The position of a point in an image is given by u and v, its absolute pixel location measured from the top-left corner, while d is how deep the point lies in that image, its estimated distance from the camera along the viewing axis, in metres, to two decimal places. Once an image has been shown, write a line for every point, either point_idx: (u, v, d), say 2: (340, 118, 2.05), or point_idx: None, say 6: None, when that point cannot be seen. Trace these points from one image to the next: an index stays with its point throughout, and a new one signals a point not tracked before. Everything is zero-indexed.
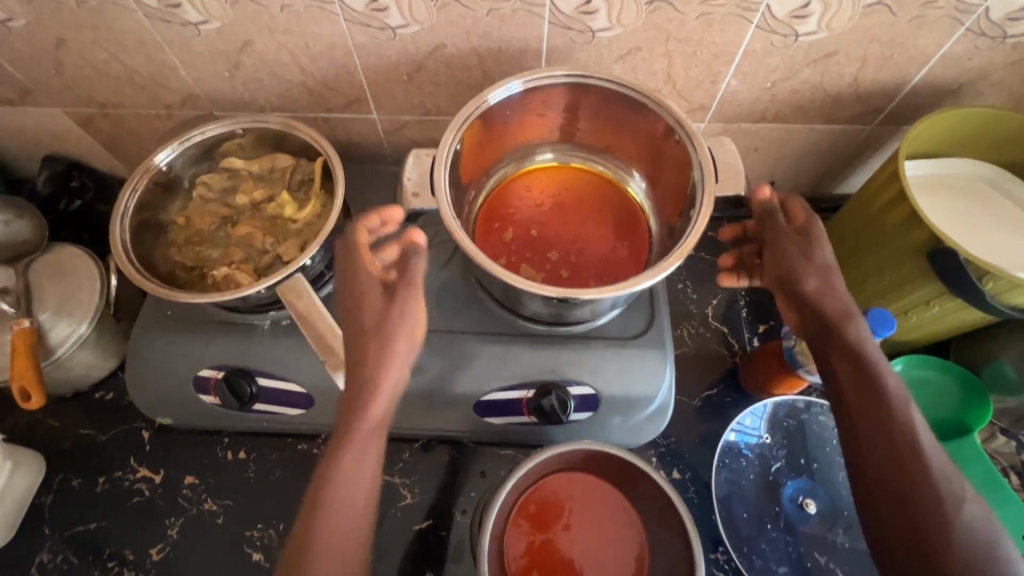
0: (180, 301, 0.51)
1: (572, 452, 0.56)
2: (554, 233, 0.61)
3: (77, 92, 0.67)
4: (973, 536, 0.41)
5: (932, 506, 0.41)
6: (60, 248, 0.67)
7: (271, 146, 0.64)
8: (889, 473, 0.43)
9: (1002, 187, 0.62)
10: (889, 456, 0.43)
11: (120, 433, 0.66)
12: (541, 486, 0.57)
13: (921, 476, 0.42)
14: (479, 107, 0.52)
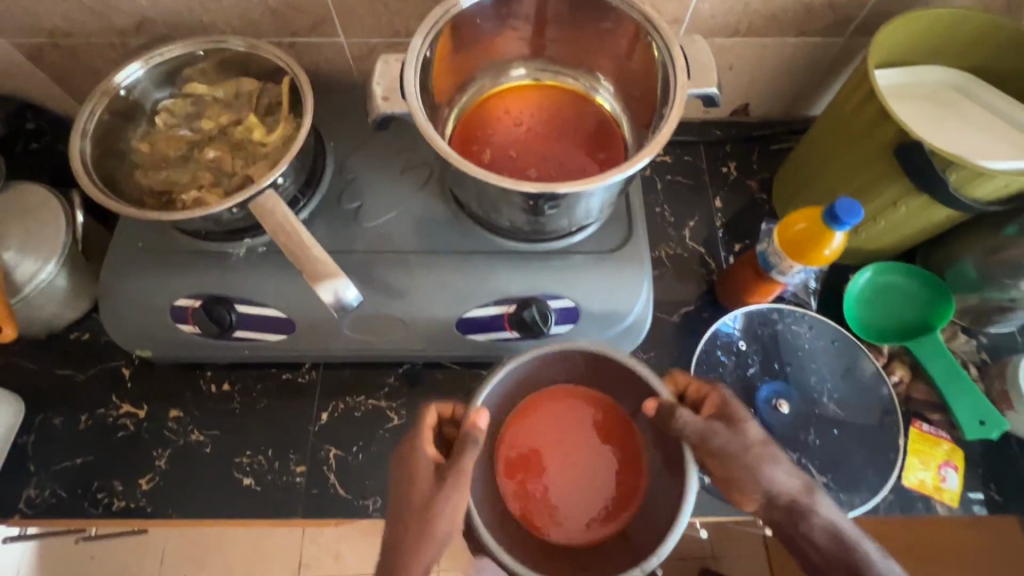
0: (148, 219, 0.50)
1: (576, 358, 0.55)
2: (533, 150, 0.60)
3: (23, 18, 0.63)
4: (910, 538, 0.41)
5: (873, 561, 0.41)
6: (19, 185, 0.65)
7: (234, 70, 0.62)
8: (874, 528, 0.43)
9: (967, 92, 0.62)
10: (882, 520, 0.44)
11: (100, 372, 0.65)
12: (549, 403, 0.57)
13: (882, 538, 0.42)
14: (451, 10, 0.51)
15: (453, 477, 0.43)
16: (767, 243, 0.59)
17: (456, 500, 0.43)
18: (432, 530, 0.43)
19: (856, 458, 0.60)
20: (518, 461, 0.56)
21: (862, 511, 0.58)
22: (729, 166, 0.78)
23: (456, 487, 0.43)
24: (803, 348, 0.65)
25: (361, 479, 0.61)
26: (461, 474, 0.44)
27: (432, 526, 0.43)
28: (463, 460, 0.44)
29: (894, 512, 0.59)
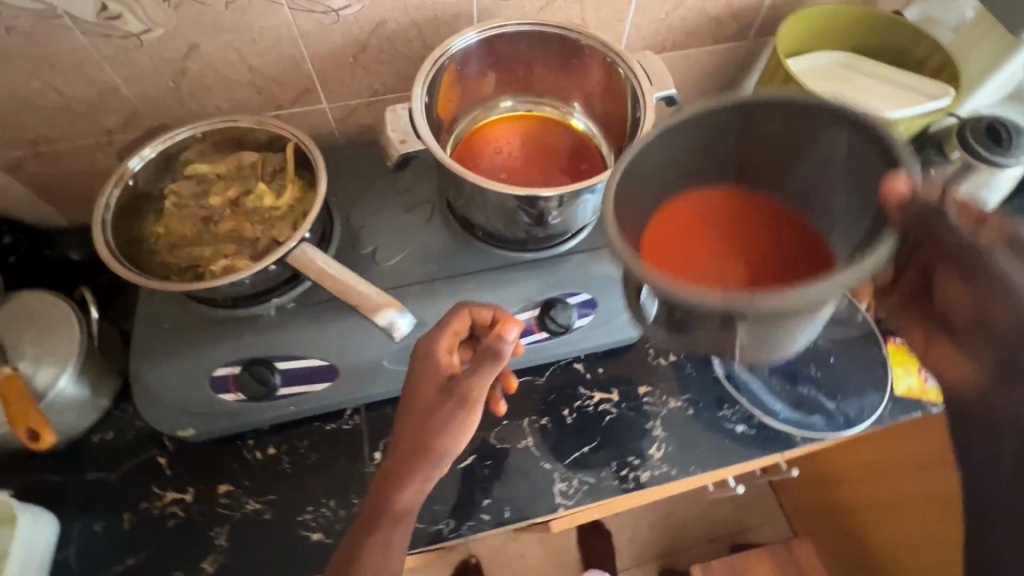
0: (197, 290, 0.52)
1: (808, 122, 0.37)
2: (526, 168, 0.68)
3: (4, 133, 0.64)
4: None
5: None
6: (21, 295, 0.64)
7: (232, 146, 0.65)
8: None
9: (852, 66, 0.75)
10: None
11: (134, 467, 0.63)
12: (760, 192, 0.41)
13: None
14: (445, 54, 0.59)
15: (454, 398, 0.51)
16: None
17: (458, 420, 0.51)
18: (428, 447, 0.50)
19: (852, 379, 0.69)
20: (676, 221, 0.39)
21: (869, 423, 0.67)
22: None
23: (459, 403, 0.51)
24: None
25: (429, 506, 0.62)
26: (467, 401, 0.51)
27: (430, 437, 0.50)
28: (466, 382, 0.51)
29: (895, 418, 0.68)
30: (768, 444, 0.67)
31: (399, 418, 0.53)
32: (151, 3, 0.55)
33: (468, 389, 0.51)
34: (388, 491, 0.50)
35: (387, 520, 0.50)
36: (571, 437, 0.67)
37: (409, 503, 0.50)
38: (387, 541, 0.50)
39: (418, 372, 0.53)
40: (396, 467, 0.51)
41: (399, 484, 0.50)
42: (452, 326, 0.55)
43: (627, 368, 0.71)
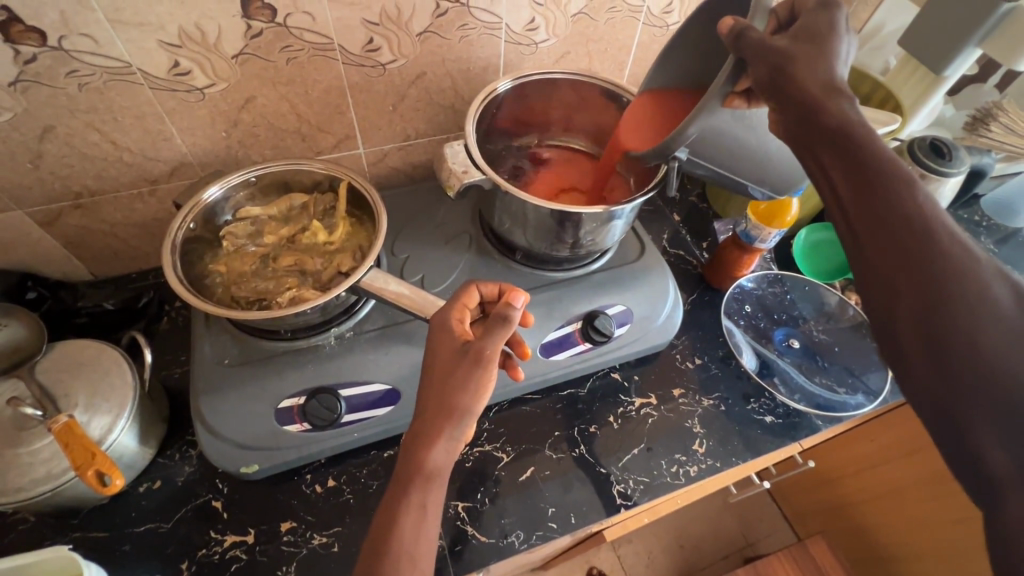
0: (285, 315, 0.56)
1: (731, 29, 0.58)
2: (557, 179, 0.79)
3: (50, 186, 0.65)
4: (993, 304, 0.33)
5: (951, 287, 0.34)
6: (65, 344, 0.63)
7: (280, 190, 0.69)
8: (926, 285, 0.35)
9: None
10: (935, 285, 0.35)
11: (188, 513, 0.62)
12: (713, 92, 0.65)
13: (961, 299, 0.34)
14: (487, 96, 0.67)
15: (473, 355, 0.46)
16: (745, 222, 0.76)
17: (476, 378, 0.46)
18: (451, 402, 0.45)
19: (856, 365, 0.78)
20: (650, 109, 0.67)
21: (878, 403, 0.74)
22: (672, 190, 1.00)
23: (475, 361, 0.46)
24: (788, 299, 0.84)
25: (497, 521, 0.64)
26: (482, 359, 0.46)
27: (453, 393, 0.45)
28: (492, 340, 0.47)
29: (895, 398, 0.76)
30: (794, 431, 0.73)
31: (421, 389, 0.48)
32: (220, 60, 0.60)
33: (484, 344, 0.47)
34: (412, 462, 0.44)
35: (412, 486, 0.43)
36: (620, 440, 0.71)
37: (429, 475, 0.44)
38: (421, 507, 0.43)
39: (435, 341, 0.50)
40: (416, 428, 0.46)
41: (426, 442, 0.44)
42: (463, 300, 0.53)
43: (660, 373, 0.77)
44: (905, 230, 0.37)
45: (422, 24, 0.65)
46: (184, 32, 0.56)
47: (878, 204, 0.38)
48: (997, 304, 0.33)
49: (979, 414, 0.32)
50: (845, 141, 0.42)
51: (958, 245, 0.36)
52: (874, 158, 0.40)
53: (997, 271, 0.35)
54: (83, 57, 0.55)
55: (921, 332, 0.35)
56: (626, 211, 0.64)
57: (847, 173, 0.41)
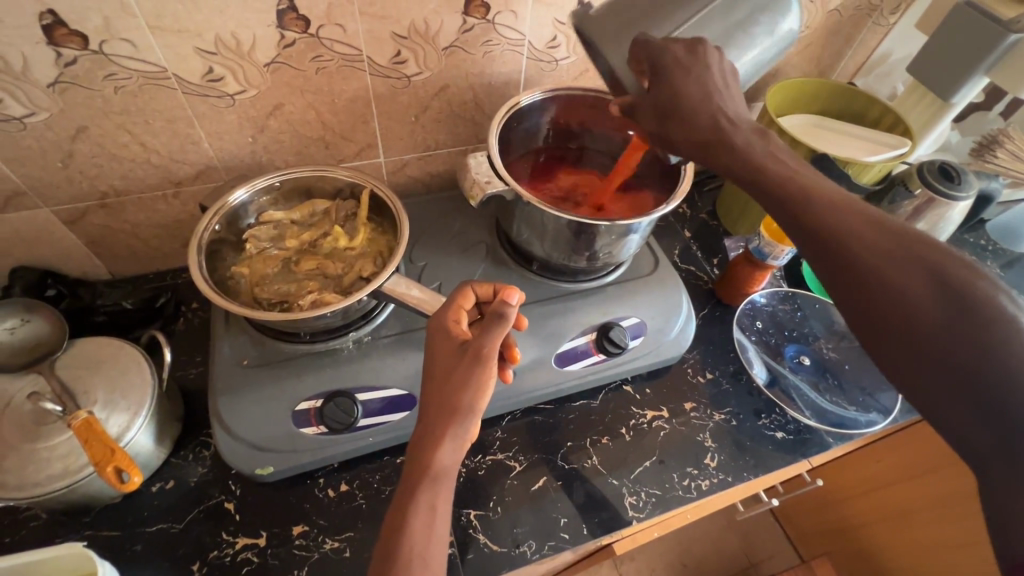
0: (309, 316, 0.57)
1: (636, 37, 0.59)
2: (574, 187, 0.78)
3: (78, 184, 0.66)
4: (917, 297, 0.38)
5: (879, 294, 0.39)
6: (85, 341, 0.63)
7: (304, 195, 0.70)
8: (857, 298, 0.41)
9: (825, 125, 0.89)
10: (864, 295, 0.40)
11: (200, 514, 0.61)
12: None
13: (892, 301, 0.39)
14: (511, 109, 0.69)
15: (472, 352, 0.47)
16: (757, 240, 0.78)
17: (476, 376, 0.46)
18: (454, 403, 0.46)
19: (867, 384, 0.78)
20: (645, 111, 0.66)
21: (889, 422, 0.75)
22: (683, 206, 1.01)
23: (474, 360, 0.46)
24: (798, 316, 0.85)
25: (510, 530, 0.64)
26: (482, 357, 0.46)
27: (453, 394, 0.46)
28: (488, 338, 0.46)
29: (907, 418, 0.77)
30: (806, 448, 0.73)
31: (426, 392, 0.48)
32: (252, 67, 0.62)
33: (481, 339, 0.47)
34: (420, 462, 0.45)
35: (420, 486, 0.44)
36: (632, 453, 0.71)
37: (434, 476, 0.44)
38: (430, 509, 0.43)
39: (435, 340, 0.50)
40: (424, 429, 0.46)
41: (431, 443, 0.45)
42: (459, 300, 0.53)
43: (671, 386, 0.77)
44: (829, 251, 0.42)
45: (448, 38, 0.67)
46: (220, 40, 0.58)
47: (803, 233, 0.44)
48: (923, 298, 0.38)
49: (939, 402, 0.37)
50: (757, 179, 0.48)
51: (878, 253, 0.40)
52: (785, 191, 0.46)
53: (919, 264, 0.39)
54: (121, 62, 0.56)
55: (876, 338, 0.40)
56: (643, 225, 0.65)
57: (771, 207, 0.47)
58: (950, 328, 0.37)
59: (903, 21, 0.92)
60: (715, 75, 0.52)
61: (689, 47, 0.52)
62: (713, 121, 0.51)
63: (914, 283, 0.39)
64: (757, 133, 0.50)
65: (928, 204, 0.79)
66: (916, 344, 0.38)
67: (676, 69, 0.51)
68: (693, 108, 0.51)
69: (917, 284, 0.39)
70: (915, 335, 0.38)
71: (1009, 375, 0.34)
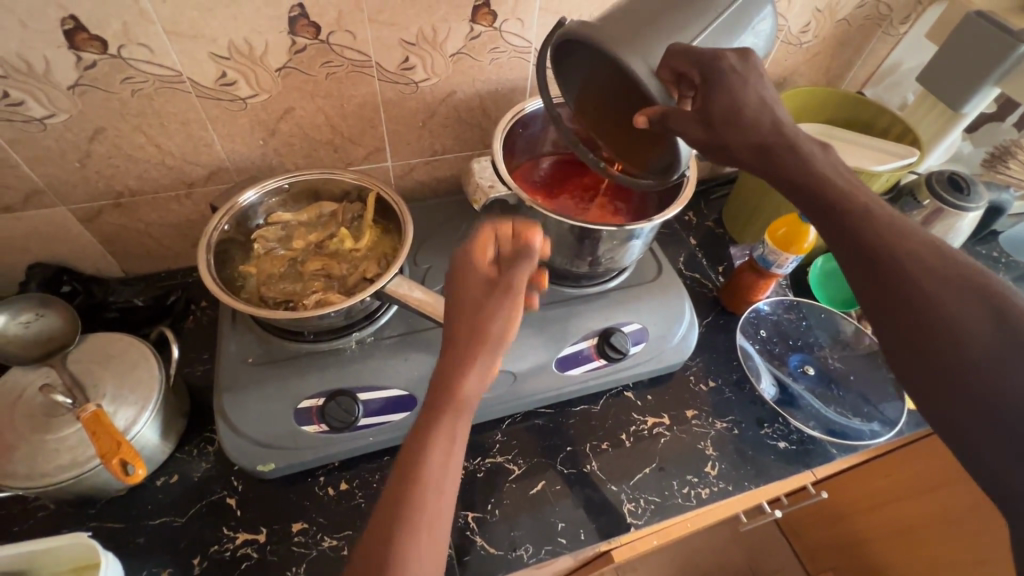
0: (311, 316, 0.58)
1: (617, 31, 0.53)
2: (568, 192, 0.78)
3: (95, 184, 0.68)
4: (967, 324, 0.41)
5: (930, 315, 0.43)
6: (96, 336, 0.65)
7: (312, 197, 0.71)
8: (906, 316, 0.44)
9: (832, 134, 0.89)
10: (914, 314, 0.43)
11: (203, 509, 0.62)
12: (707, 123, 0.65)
13: (942, 324, 0.42)
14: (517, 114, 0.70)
15: (504, 287, 0.47)
16: (761, 248, 0.77)
17: (506, 305, 0.46)
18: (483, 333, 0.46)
19: (874, 396, 0.77)
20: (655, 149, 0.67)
21: (894, 435, 0.74)
22: (689, 214, 1.01)
23: (507, 294, 0.47)
24: (803, 325, 0.84)
25: (507, 533, 0.64)
26: (511, 290, 0.47)
27: (482, 326, 0.46)
28: (517, 270, 0.47)
29: (913, 430, 0.76)
30: (808, 458, 0.73)
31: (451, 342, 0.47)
32: (264, 72, 0.63)
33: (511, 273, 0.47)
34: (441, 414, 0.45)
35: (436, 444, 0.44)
36: (631, 460, 0.70)
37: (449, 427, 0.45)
38: (445, 464, 0.44)
39: (469, 261, 0.49)
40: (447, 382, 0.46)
41: (452, 381, 0.45)
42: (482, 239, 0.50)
43: (673, 393, 0.77)
44: (885, 269, 0.45)
45: (455, 45, 0.68)
46: (234, 45, 0.60)
47: (862, 249, 0.47)
48: (973, 327, 0.41)
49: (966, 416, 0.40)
50: (817, 192, 0.50)
51: (933, 276, 0.44)
52: (846, 209, 0.49)
53: (969, 291, 0.43)
54: (139, 66, 0.58)
55: (915, 353, 0.43)
56: (644, 230, 0.65)
57: (827, 219, 0.50)
58: (992, 351, 0.40)
59: (914, 31, 0.91)
60: (769, 86, 0.53)
61: (740, 57, 0.53)
62: (772, 126, 0.53)
63: (968, 311, 0.42)
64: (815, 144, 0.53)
65: (937, 214, 0.78)
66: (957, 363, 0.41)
67: (734, 77, 0.52)
68: (752, 114, 0.52)
69: (968, 310, 0.42)
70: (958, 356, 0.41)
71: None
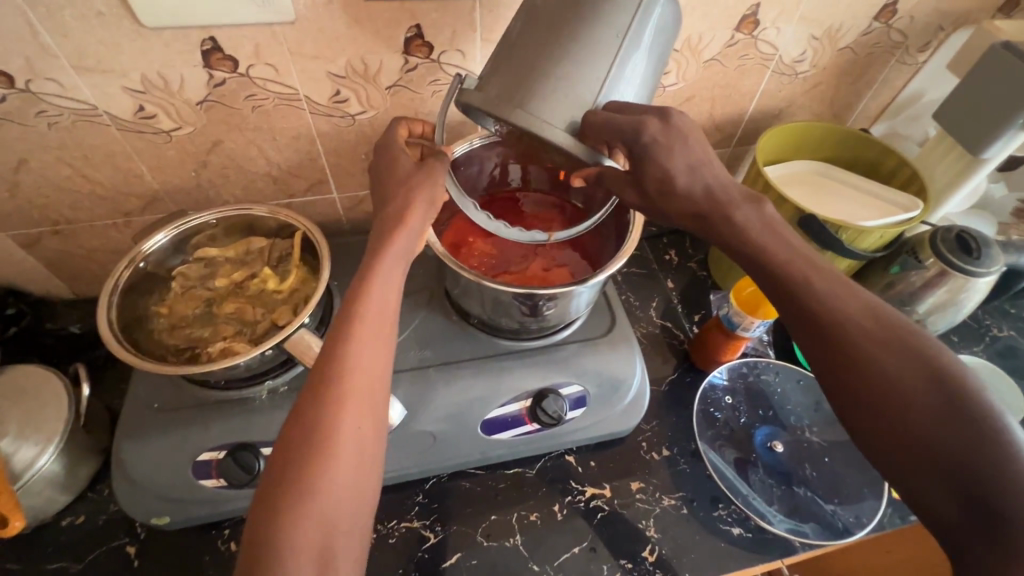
0: (199, 370, 0.54)
1: (506, 79, 0.47)
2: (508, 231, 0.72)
3: (28, 212, 0.67)
4: (919, 394, 0.38)
5: (882, 384, 0.39)
6: (15, 368, 0.64)
7: (243, 232, 0.68)
8: (859, 386, 0.40)
9: (833, 176, 0.79)
10: (868, 385, 0.39)
11: (102, 555, 0.61)
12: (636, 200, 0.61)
13: (897, 395, 0.38)
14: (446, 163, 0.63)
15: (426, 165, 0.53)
16: (727, 307, 0.71)
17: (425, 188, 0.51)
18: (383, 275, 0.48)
19: (850, 481, 0.68)
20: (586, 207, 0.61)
21: (870, 530, 0.65)
22: (670, 253, 0.93)
23: (432, 172, 0.52)
24: (777, 392, 0.75)
25: None
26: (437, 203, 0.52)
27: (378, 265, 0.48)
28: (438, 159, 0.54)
29: (895, 525, 0.66)
30: (766, 549, 0.64)
31: (349, 336, 0.45)
32: (185, 106, 0.61)
33: (434, 192, 0.52)
34: (337, 412, 0.43)
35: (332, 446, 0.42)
36: (560, 535, 0.64)
37: (348, 423, 0.43)
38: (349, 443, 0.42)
39: (388, 150, 0.54)
40: (352, 375, 0.44)
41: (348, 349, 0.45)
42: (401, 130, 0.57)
43: (620, 461, 0.70)
44: (828, 335, 0.41)
45: (391, 78, 0.64)
46: (147, 79, 0.57)
47: (799, 311, 0.43)
48: (925, 396, 0.37)
49: (932, 495, 0.36)
50: (750, 254, 0.47)
51: (874, 343, 0.40)
52: (782, 271, 0.45)
53: (914, 356, 0.39)
54: (51, 100, 0.57)
55: (874, 427, 0.39)
56: (579, 288, 0.59)
57: (765, 282, 0.46)
58: (946, 422, 0.36)
59: (935, 60, 0.80)
60: (698, 148, 0.49)
61: (663, 121, 0.48)
62: (705, 194, 0.49)
63: (915, 378, 0.38)
64: (748, 201, 0.48)
65: (942, 277, 0.68)
66: (910, 438, 0.37)
67: (659, 149, 0.48)
68: (684, 187, 0.49)
69: (915, 376, 0.38)
70: (911, 428, 0.37)
71: (1005, 473, 0.33)
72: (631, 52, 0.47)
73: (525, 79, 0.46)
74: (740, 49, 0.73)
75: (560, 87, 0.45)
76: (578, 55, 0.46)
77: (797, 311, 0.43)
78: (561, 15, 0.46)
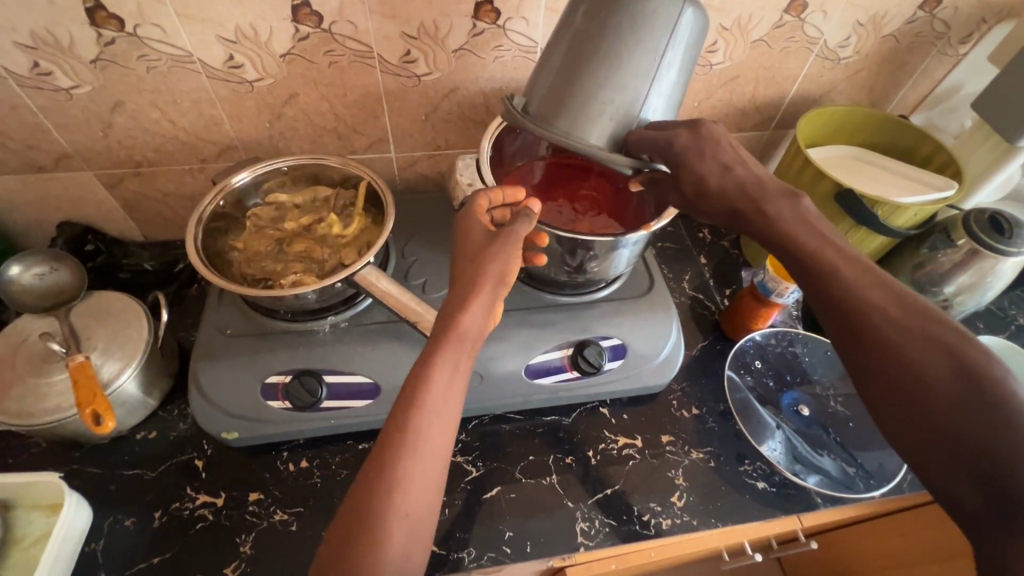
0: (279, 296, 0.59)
1: (556, 106, 0.54)
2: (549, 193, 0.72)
3: (116, 153, 0.73)
4: (943, 383, 0.39)
5: (909, 374, 0.40)
6: (101, 294, 0.70)
7: (310, 181, 0.74)
8: (888, 374, 0.41)
9: (869, 160, 0.82)
10: (896, 376, 0.41)
11: (173, 467, 0.66)
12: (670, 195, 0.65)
13: (925, 386, 0.40)
14: None
15: (507, 236, 0.53)
16: (761, 274, 0.75)
17: (502, 261, 0.52)
18: (459, 327, 0.48)
19: (872, 447, 0.72)
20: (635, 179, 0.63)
21: (889, 491, 0.68)
22: (704, 231, 0.97)
23: (505, 242, 0.53)
24: (805, 361, 0.79)
25: (455, 533, 0.63)
26: (505, 278, 0.52)
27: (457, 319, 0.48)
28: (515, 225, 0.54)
29: (914, 489, 0.69)
30: (788, 503, 0.68)
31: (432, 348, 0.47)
32: (270, 57, 0.66)
33: (505, 266, 0.52)
34: (411, 420, 0.44)
35: (403, 449, 0.43)
36: (591, 479, 0.68)
37: (421, 433, 0.44)
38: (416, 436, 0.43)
39: (466, 221, 0.56)
40: (423, 392, 0.45)
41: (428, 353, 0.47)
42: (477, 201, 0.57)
43: (651, 416, 0.74)
44: (852, 325, 0.44)
45: (458, 41, 0.68)
46: (240, 30, 0.63)
47: (833, 300, 0.46)
48: (947, 387, 0.39)
49: (955, 481, 0.38)
50: (786, 246, 0.50)
51: (900, 333, 0.42)
52: (815, 262, 0.47)
53: (939, 347, 0.40)
54: (153, 44, 0.62)
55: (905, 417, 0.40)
56: (628, 241, 0.63)
57: (799, 274, 0.49)
58: (965, 410, 0.38)
59: (976, 52, 0.83)
60: (726, 150, 0.54)
61: (693, 132, 0.54)
62: (738, 191, 0.53)
63: (939, 368, 0.40)
64: (766, 194, 0.52)
65: (972, 256, 0.71)
66: (931, 425, 0.39)
67: (690, 154, 0.53)
68: (717, 186, 0.54)
69: (944, 368, 0.39)
70: (933, 417, 0.39)
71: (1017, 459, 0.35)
72: (666, 64, 0.53)
73: (569, 101, 0.54)
74: (786, 31, 0.76)
75: (604, 114, 0.53)
76: (619, 85, 0.53)
77: (827, 301, 0.46)
78: (598, 42, 0.52)
